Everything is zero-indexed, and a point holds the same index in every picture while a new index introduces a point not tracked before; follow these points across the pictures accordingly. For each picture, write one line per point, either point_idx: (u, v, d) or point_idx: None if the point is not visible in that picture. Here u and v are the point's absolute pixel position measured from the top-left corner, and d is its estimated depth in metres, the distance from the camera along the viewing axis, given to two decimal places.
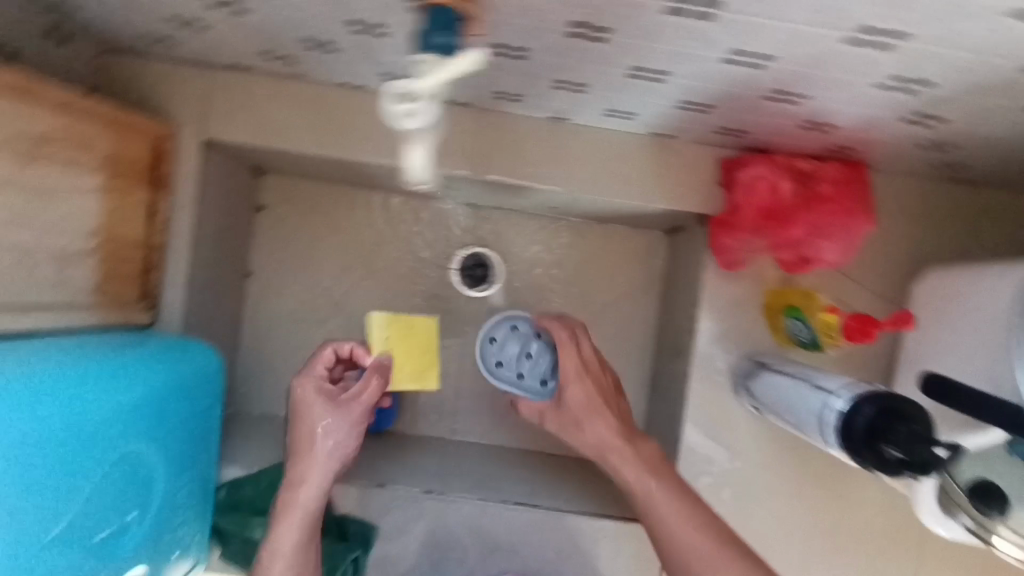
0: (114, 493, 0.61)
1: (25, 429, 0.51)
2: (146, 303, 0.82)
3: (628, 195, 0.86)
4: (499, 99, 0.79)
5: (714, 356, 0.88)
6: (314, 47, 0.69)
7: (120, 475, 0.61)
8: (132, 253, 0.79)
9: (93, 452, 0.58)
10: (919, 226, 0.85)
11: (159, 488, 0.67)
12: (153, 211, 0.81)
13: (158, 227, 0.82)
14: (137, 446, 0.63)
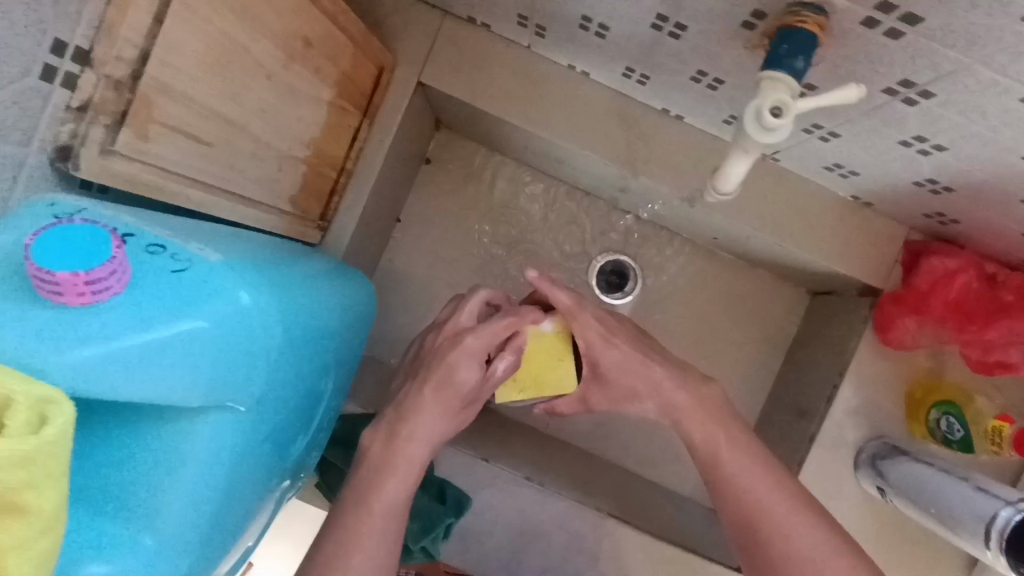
0: (302, 403, 0.59)
1: (287, 319, 0.49)
2: (322, 224, 0.82)
3: (807, 248, 0.86)
4: (724, 124, 0.79)
5: (845, 427, 0.87)
6: (585, 26, 0.69)
7: (310, 386, 0.60)
8: (328, 172, 0.79)
9: (307, 357, 0.56)
10: None
11: (321, 405, 0.67)
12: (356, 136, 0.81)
13: (353, 153, 0.82)
14: (324, 361, 0.62)
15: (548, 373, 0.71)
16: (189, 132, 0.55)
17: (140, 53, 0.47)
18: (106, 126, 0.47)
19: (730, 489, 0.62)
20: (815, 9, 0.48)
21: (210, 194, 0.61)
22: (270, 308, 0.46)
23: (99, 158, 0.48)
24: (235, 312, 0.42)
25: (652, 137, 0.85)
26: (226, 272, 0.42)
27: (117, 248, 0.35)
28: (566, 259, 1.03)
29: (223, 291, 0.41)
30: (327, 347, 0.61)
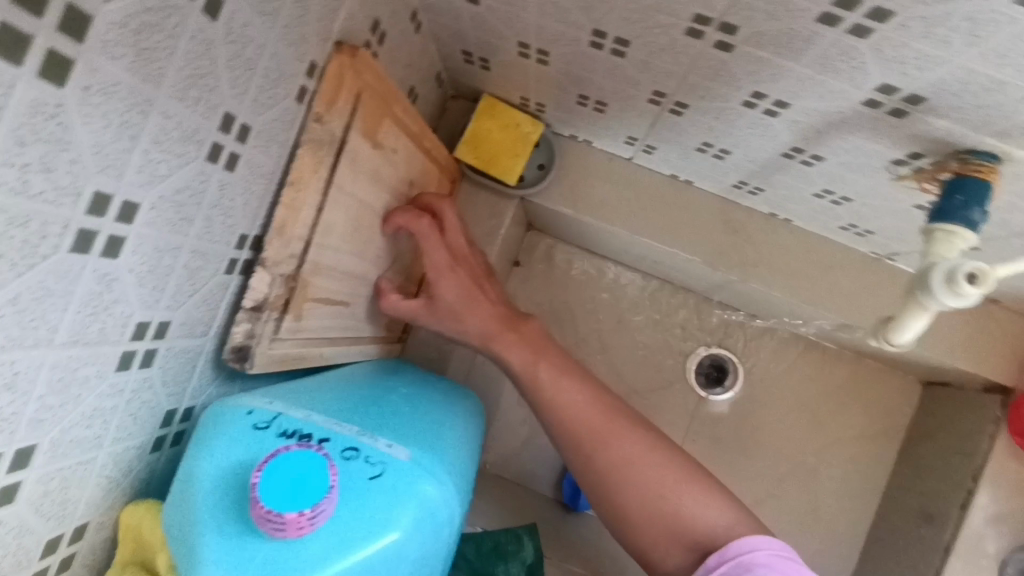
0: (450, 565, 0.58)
1: (464, 506, 0.46)
2: (403, 335, 0.83)
3: (928, 348, 0.83)
4: (842, 229, 0.77)
5: (984, 538, 0.80)
6: (702, 148, 0.70)
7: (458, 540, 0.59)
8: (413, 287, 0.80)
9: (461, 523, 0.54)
10: None
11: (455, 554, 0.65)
12: None
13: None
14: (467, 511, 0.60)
15: (503, 158, 0.79)
16: (332, 299, 0.56)
17: (303, 244, 0.49)
18: (276, 320, 0.48)
19: (615, 500, 0.57)
20: (985, 156, 0.47)
21: (335, 345, 0.61)
22: (455, 502, 0.43)
23: (269, 348, 0.48)
24: (427, 518, 0.39)
25: (760, 240, 0.83)
26: (420, 474, 0.40)
27: (332, 475, 0.35)
28: (663, 356, 1.00)
29: (419, 497, 0.39)
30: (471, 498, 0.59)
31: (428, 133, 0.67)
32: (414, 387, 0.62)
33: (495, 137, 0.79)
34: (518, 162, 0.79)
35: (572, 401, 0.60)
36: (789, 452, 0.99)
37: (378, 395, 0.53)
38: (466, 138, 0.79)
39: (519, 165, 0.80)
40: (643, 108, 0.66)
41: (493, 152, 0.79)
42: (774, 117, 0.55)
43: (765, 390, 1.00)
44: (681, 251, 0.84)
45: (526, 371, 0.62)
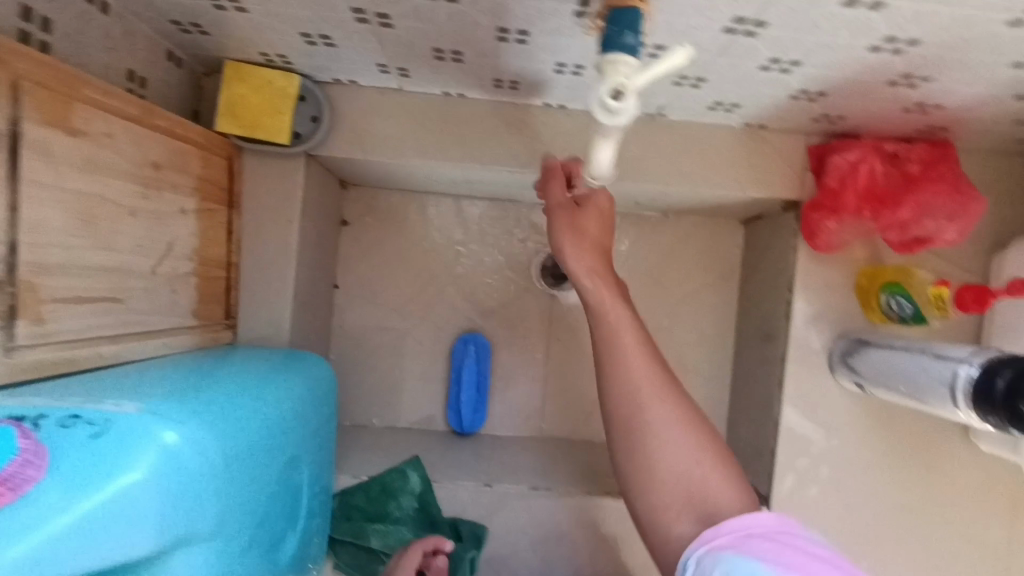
0: (275, 507, 0.62)
1: (233, 446, 0.51)
2: (232, 322, 0.84)
3: (720, 187, 0.89)
4: None
5: (809, 338, 0.90)
6: (440, 55, 0.71)
7: (280, 484, 0.63)
8: (217, 272, 0.80)
9: (263, 465, 0.58)
10: (999, 204, 0.88)
11: (298, 502, 0.69)
12: (228, 229, 0.82)
13: (234, 245, 0.83)
14: (287, 454, 0.64)
15: (266, 119, 0.80)
16: (90, 297, 0.58)
17: (7, 248, 0.48)
18: (7, 328, 0.50)
19: (647, 468, 0.62)
20: None
21: (119, 343, 0.62)
22: (207, 440, 0.47)
23: (6, 357, 0.50)
24: (165, 457, 0.43)
25: (545, 131, 0.87)
26: (152, 422, 0.44)
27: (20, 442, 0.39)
28: (507, 269, 1.05)
29: (154, 440, 0.43)
30: (283, 442, 0.63)
31: (157, 113, 0.66)
32: (224, 365, 0.66)
33: (251, 100, 0.79)
34: (283, 118, 0.80)
35: (629, 337, 0.65)
36: (645, 319, 1.06)
37: (151, 376, 0.56)
38: (224, 110, 0.79)
39: (287, 120, 0.80)
40: (361, 30, 0.67)
41: (255, 116, 0.80)
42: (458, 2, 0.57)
43: None
44: (475, 163, 0.86)
45: (598, 300, 0.67)
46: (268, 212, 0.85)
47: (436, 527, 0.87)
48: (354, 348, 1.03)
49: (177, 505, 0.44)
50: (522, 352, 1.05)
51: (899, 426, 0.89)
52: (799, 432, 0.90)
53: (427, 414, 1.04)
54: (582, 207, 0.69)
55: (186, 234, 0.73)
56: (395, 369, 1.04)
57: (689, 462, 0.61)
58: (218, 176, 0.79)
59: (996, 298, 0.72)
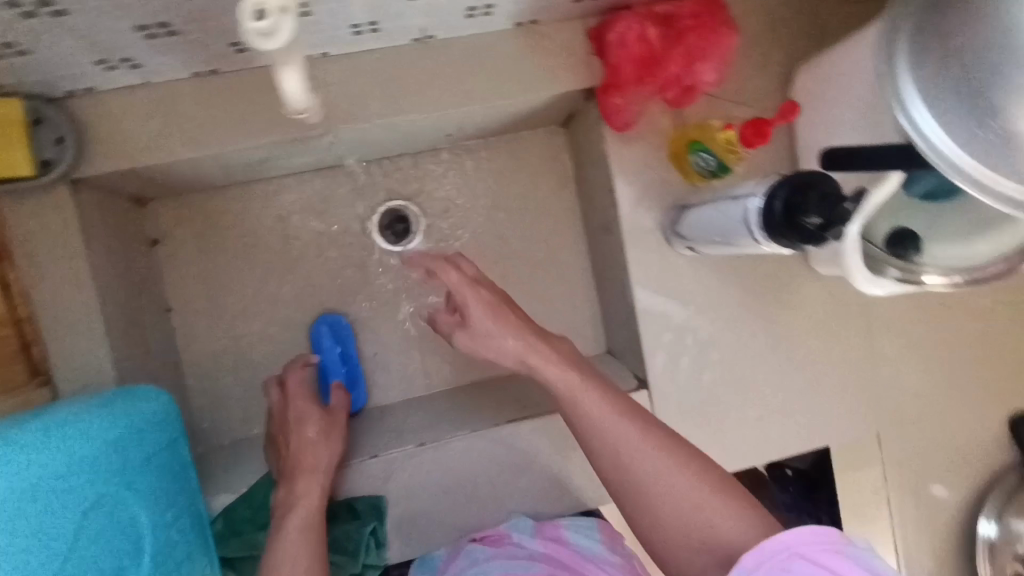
0: (102, 547, 0.59)
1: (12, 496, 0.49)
2: (43, 379, 0.77)
3: (513, 95, 0.87)
4: (358, 34, 0.77)
5: (639, 218, 0.91)
6: (152, 32, 0.66)
7: (103, 521, 0.60)
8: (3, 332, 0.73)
9: (68, 507, 0.56)
10: (781, 36, 0.88)
11: (146, 535, 0.67)
12: (4, 281, 0.75)
13: (19, 299, 0.76)
14: (111, 491, 0.62)
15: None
16: None
17: None
18: None
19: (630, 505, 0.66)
20: None
21: None
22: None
23: None
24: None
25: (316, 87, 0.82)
26: None
27: None
28: (345, 239, 1.02)
29: None
30: (100, 478, 0.61)
31: None
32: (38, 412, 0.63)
33: None
34: (16, 149, 0.72)
35: (589, 402, 0.71)
36: (496, 248, 1.06)
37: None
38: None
39: (21, 151, 0.72)
40: (42, 27, 0.60)
41: None
42: None
43: (445, 212, 1.05)
44: (255, 139, 0.81)
45: (568, 389, 0.72)
46: (47, 252, 0.78)
47: (332, 512, 0.86)
48: (213, 364, 0.99)
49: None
50: (386, 316, 1.03)
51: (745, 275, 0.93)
52: (654, 311, 0.92)
53: None
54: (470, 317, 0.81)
55: None
56: (260, 372, 1.00)
57: (681, 487, 0.63)
58: None
59: (774, 126, 0.74)
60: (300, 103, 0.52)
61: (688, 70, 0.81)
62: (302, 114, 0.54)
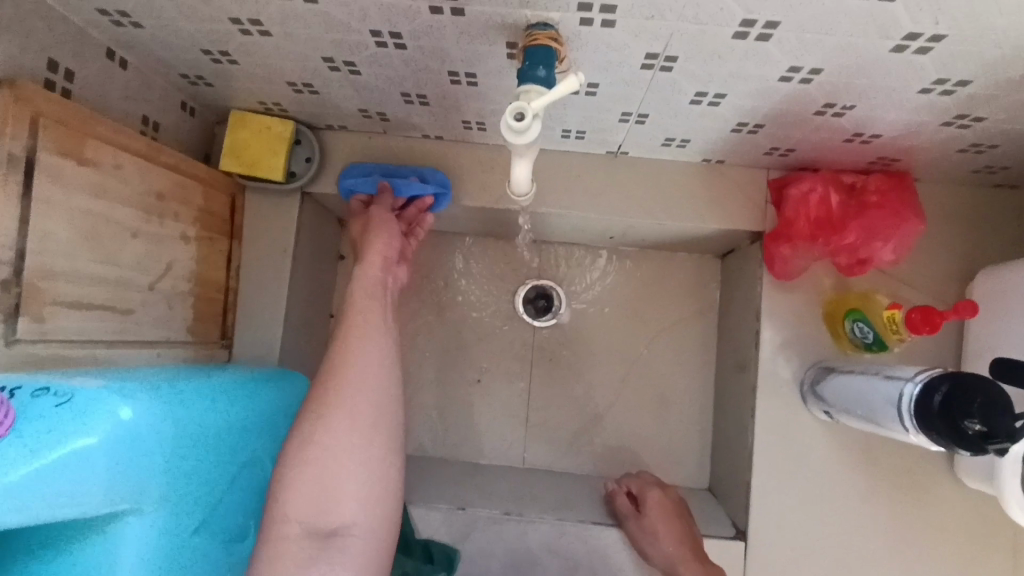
0: (241, 496, 0.67)
1: (184, 427, 0.57)
2: (226, 341, 0.91)
3: (684, 219, 0.94)
4: (565, 138, 0.88)
5: (778, 367, 0.90)
6: (411, 100, 0.80)
7: (247, 478, 0.68)
8: (215, 295, 0.89)
9: (230, 456, 0.64)
10: (960, 235, 0.89)
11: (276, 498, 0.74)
12: (229, 257, 0.91)
13: (233, 271, 0.92)
14: (257, 454, 0.70)
15: (262, 162, 0.89)
16: (81, 302, 0.65)
17: (17, 254, 0.57)
18: (10, 325, 0.57)
19: None
20: (543, 27, 0.57)
21: (110, 348, 0.69)
22: (160, 416, 0.55)
23: (8, 347, 0.57)
24: (114, 427, 0.50)
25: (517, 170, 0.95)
26: (113, 396, 0.51)
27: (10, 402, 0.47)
28: (490, 302, 1.12)
29: (108, 411, 0.50)
30: (257, 440, 0.69)
31: (160, 150, 0.75)
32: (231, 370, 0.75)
33: (250, 145, 0.89)
34: (279, 161, 0.89)
35: None
36: (626, 350, 1.10)
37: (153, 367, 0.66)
38: (226, 150, 0.88)
39: (281, 161, 0.89)
40: (335, 79, 0.76)
41: (250, 156, 0.89)
42: (412, 50, 0.66)
43: (588, 304, 1.11)
44: (450, 200, 0.94)
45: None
46: (265, 242, 0.94)
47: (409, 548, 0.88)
48: None
49: (120, 470, 0.50)
50: (508, 381, 1.10)
51: (880, 462, 0.87)
52: (774, 463, 0.89)
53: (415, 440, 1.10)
54: (644, 512, 0.90)
55: (186, 257, 0.81)
56: None
57: None
58: (221, 211, 0.88)
59: (946, 319, 0.71)
60: (527, 193, 0.60)
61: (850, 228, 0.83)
62: (524, 201, 0.62)
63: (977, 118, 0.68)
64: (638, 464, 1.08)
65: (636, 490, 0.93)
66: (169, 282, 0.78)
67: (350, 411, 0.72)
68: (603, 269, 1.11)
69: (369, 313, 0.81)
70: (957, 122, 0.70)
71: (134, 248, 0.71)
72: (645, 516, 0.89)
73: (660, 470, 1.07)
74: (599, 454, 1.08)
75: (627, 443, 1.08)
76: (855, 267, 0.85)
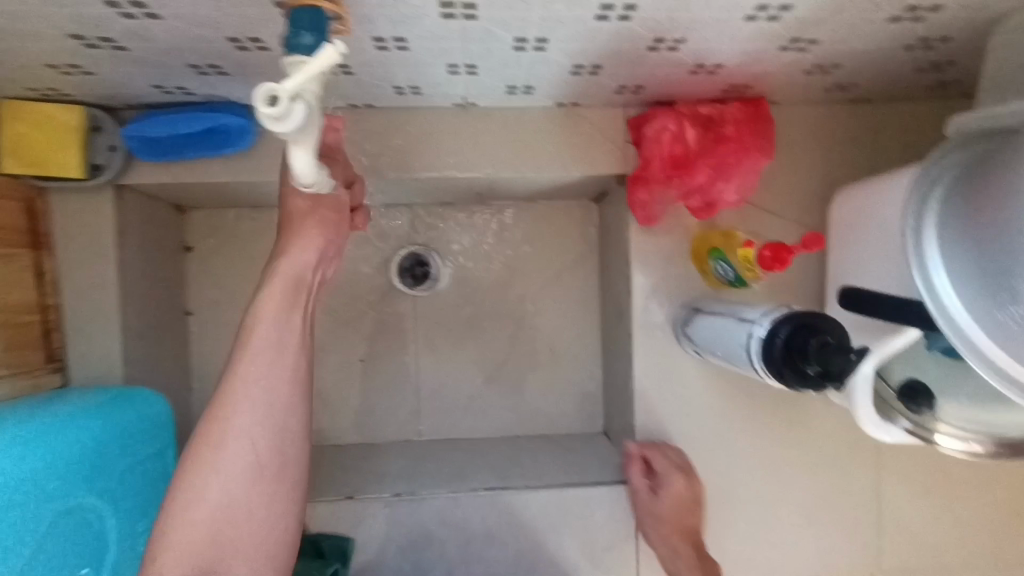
0: (62, 541, 0.66)
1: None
2: (56, 365, 0.82)
3: (544, 169, 0.88)
4: (400, 95, 0.80)
5: (652, 312, 0.89)
6: (205, 71, 0.69)
7: (68, 524, 0.67)
8: (28, 317, 0.79)
9: (38, 506, 0.64)
10: (818, 156, 0.88)
11: (110, 542, 0.73)
12: (39, 270, 0.80)
13: (48, 287, 0.82)
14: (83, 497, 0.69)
15: (50, 159, 0.77)
16: None
17: None
18: None
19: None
20: None
21: None
22: None
23: None
24: None
25: (358, 134, 0.86)
26: None
27: None
28: (363, 275, 1.04)
29: None
30: (76, 483, 0.69)
31: None
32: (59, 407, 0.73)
33: (31, 140, 0.76)
34: (74, 156, 0.77)
35: None
36: (510, 307, 1.06)
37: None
38: (3, 151, 0.75)
39: (75, 155, 0.78)
40: (103, 57, 0.64)
41: (32, 151, 0.76)
42: (170, 20, 0.56)
43: (466, 264, 1.06)
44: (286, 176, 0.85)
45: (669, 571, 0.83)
46: (83, 248, 0.83)
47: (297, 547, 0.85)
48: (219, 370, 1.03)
49: None
50: (392, 355, 1.05)
51: (756, 391, 0.89)
52: (656, 406, 0.89)
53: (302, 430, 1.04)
54: (659, 496, 0.83)
55: None
56: None
57: None
58: (14, 221, 0.77)
59: (794, 254, 0.70)
60: (318, 181, 0.53)
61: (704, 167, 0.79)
62: (323, 189, 0.55)
63: (812, 41, 0.65)
64: (535, 421, 1.07)
65: (658, 469, 0.84)
66: None
67: (230, 473, 0.57)
68: (478, 226, 1.06)
69: (267, 354, 0.60)
70: (793, 45, 0.66)
71: None
72: (660, 503, 0.83)
73: (558, 422, 1.07)
74: (496, 416, 1.06)
75: (522, 399, 1.07)
76: (707, 211, 0.83)
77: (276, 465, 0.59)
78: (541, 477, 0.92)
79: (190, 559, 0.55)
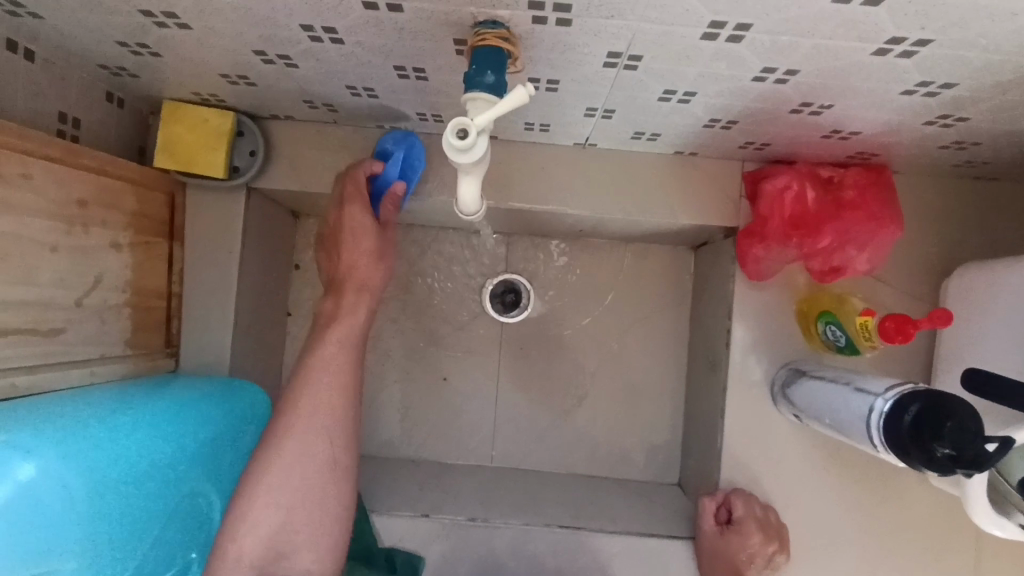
0: (173, 531, 0.65)
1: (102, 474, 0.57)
2: (172, 350, 0.86)
3: (653, 213, 0.89)
4: (528, 130, 0.82)
5: (749, 368, 0.88)
6: (358, 93, 0.73)
7: (188, 507, 0.67)
8: (156, 302, 0.83)
9: (164, 494, 0.64)
10: (936, 230, 0.87)
11: (213, 526, 0.72)
12: (170, 259, 0.85)
13: (176, 275, 0.86)
14: (201, 484, 0.69)
15: (199, 157, 0.82)
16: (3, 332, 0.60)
17: None
18: None
19: None
20: (490, 25, 0.51)
21: (38, 374, 0.64)
22: (70, 473, 0.54)
23: None
24: (15, 490, 0.50)
25: None
26: (16, 457, 0.50)
27: None
28: (456, 297, 1.06)
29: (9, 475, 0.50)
30: (199, 470, 0.68)
31: (81, 152, 0.68)
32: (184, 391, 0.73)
33: (186, 139, 0.82)
34: (221, 156, 0.82)
35: None
36: (594, 344, 1.07)
37: (73, 399, 0.63)
38: (161, 147, 0.81)
39: (222, 156, 0.83)
40: (273, 72, 0.69)
41: (186, 149, 0.82)
42: (351, 46, 0.60)
43: (556, 297, 1.07)
44: (406, 195, 0.88)
45: None
46: (212, 243, 0.88)
47: (371, 559, 0.85)
48: None
49: (24, 530, 0.51)
50: (473, 378, 1.06)
51: (848, 462, 0.86)
52: (743, 465, 0.87)
53: (378, 440, 1.05)
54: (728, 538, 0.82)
55: (119, 266, 0.75)
56: None
57: None
58: (157, 211, 0.82)
59: (919, 328, 0.69)
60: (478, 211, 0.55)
61: (825, 229, 0.79)
62: (475, 217, 0.57)
63: (961, 119, 0.64)
64: (608, 460, 1.06)
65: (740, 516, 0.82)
66: (101, 294, 0.72)
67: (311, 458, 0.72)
68: (572, 260, 1.07)
69: (321, 386, 0.74)
70: (941, 121, 0.65)
71: (56, 262, 0.65)
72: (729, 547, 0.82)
73: (632, 465, 1.06)
74: (570, 451, 1.06)
75: (598, 439, 1.06)
76: (823, 274, 0.82)
77: (339, 466, 0.74)
78: (617, 522, 0.90)
79: (259, 538, 0.69)
